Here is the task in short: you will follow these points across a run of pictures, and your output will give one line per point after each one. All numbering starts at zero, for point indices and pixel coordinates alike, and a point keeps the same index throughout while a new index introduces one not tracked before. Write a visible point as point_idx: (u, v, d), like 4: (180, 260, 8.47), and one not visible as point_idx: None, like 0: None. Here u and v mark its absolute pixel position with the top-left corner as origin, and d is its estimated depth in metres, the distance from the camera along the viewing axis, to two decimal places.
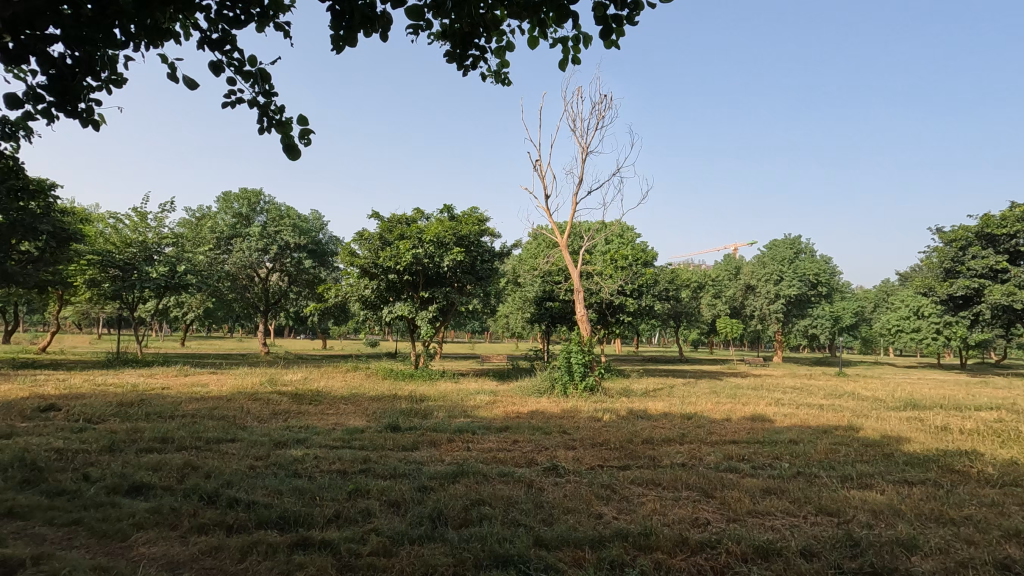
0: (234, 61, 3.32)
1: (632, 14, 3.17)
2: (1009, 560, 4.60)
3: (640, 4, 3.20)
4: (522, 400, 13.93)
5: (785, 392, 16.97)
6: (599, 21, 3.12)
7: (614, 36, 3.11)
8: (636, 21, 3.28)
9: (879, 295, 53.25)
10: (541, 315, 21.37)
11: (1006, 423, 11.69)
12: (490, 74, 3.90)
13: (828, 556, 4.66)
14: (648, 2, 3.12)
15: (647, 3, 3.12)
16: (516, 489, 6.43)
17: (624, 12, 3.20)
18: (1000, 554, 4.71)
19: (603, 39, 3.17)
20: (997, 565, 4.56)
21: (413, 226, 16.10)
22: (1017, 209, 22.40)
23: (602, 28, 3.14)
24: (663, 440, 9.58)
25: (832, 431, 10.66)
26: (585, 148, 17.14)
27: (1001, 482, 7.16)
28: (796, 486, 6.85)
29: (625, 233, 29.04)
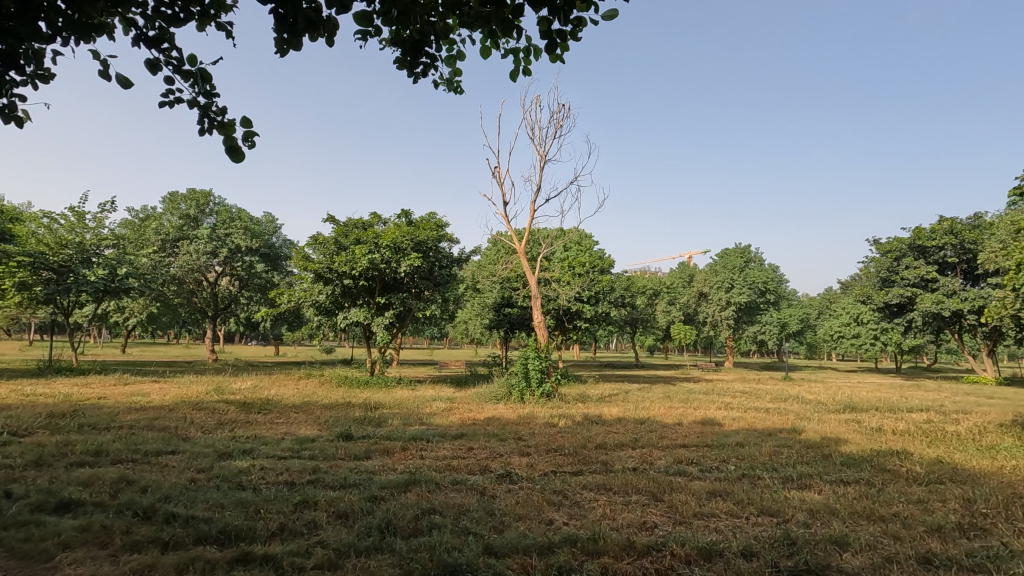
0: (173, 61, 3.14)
1: (577, 29, 3.24)
2: (929, 554, 4.91)
3: (584, 21, 3.28)
4: (479, 407, 13.91)
5: (734, 397, 17.56)
6: (544, 36, 3.18)
7: (558, 51, 3.17)
8: (580, 37, 3.36)
9: (823, 302, 55.71)
10: (499, 321, 21.24)
11: (934, 424, 12.44)
12: (443, 81, 3.82)
13: (766, 556, 4.85)
14: (591, 18, 3.19)
15: (590, 19, 3.19)
16: (468, 497, 6.41)
17: (569, 28, 3.28)
18: (922, 549, 5.01)
19: (547, 54, 3.22)
20: (920, 559, 4.86)
21: (370, 230, 15.83)
22: (945, 223, 23.93)
23: (548, 43, 3.19)
24: (616, 445, 9.75)
25: (776, 434, 11.09)
26: (544, 156, 17.32)
27: (927, 480, 7.61)
28: (740, 488, 7.09)
29: (583, 241, 29.46)
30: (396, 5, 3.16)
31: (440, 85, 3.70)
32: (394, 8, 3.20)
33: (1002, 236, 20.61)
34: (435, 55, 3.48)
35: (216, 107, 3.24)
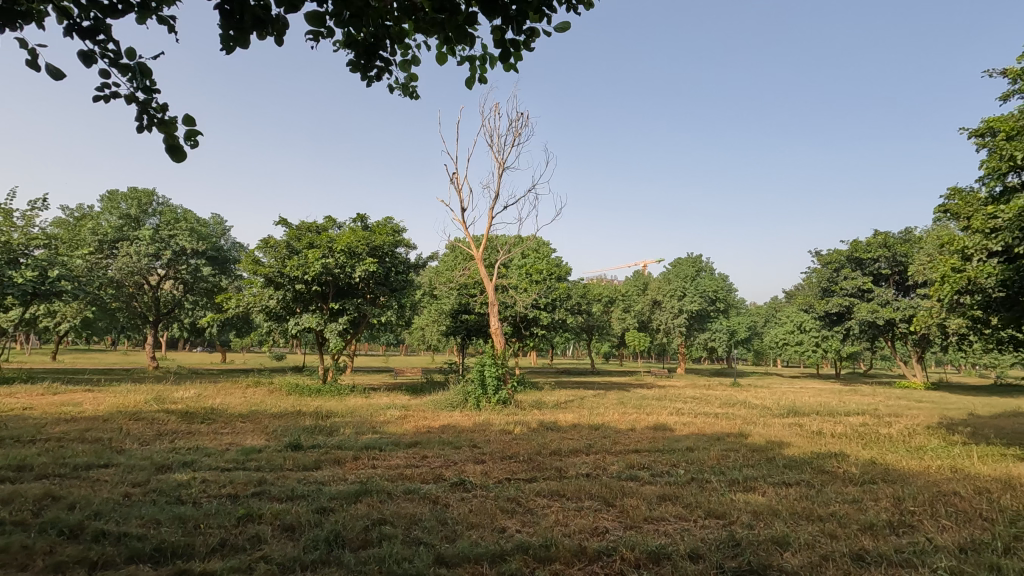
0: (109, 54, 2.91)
1: (530, 40, 3.29)
2: (862, 551, 5.15)
3: (536, 32, 3.33)
4: (434, 414, 13.74)
5: (685, 402, 18.00)
6: (497, 45, 3.20)
7: (511, 61, 3.19)
8: (533, 48, 3.40)
9: (769, 310, 57.97)
10: (456, 328, 21.09)
11: (869, 427, 13.11)
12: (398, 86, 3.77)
13: (712, 557, 4.97)
14: (543, 29, 3.24)
15: (542, 29, 3.24)
16: (421, 506, 6.31)
17: (521, 38, 3.31)
18: (856, 546, 5.26)
19: (501, 62, 3.24)
20: (853, 556, 5.09)
21: (323, 234, 15.46)
22: (879, 236, 25.40)
23: (501, 52, 3.22)
24: (570, 451, 9.82)
25: (724, 438, 11.44)
26: (502, 163, 17.40)
27: (862, 480, 8.00)
28: (689, 492, 7.26)
29: (541, 248, 29.70)
30: (349, 8, 3.11)
31: (394, 89, 3.64)
32: (346, 11, 3.15)
33: (930, 250, 22.03)
34: (389, 60, 3.44)
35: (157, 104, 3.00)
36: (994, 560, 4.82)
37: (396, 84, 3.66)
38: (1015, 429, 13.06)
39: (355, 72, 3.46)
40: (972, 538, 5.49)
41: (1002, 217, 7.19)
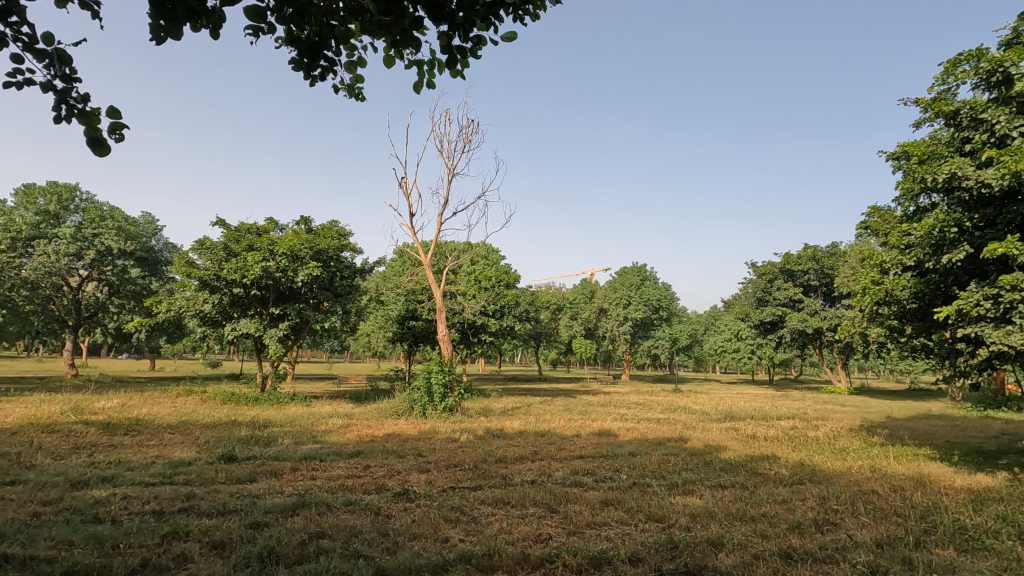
0: (23, 39, 2.64)
1: (477, 47, 3.30)
2: (790, 550, 5.40)
3: (483, 40, 3.34)
4: (378, 423, 13.43)
5: (629, 408, 18.43)
6: (445, 51, 3.19)
7: (458, 67, 3.19)
8: (480, 56, 3.41)
9: (708, 319, 60.21)
10: (403, 334, 20.72)
11: (798, 430, 13.83)
12: (344, 88, 3.64)
13: (651, 560, 5.08)
14: (490, 37, 3.26)
15: (490, 38, 3.26)
16: (362, 518, 6.12)
17: (469, 46, 3.32)
18: (785, 545, 5.51)
19: (448, 68, 3.23)
20: (782, 554, 5.33)
21: (264, 236, 14.85)
22: (808, 250, 27.00)
23: (448, 58, 3.21)
24: (515, 458, 9.83)
25: (665, 443, 11.77)
26: (452, 169, 17.32)
27: (791, 481, 8.42)
28: (630, 496, 7.41)
29: (490, 255, 29.75)
30: (292, 3, 2.99)
31: (340, 91, 3.52)
32: (288, 7, 3.04)
33: (853, 264, 23.55)
34: (335, 60, 3.33)
35: (77, 95, 2.73)
36: (906, 553, 5.17)
37: (342, 84, 3.54)
38: (926, 430, 14.11)
39: (298, 70, 3.32)
40: (888, 533, 5.87)
41: (914, 234, 7.82)
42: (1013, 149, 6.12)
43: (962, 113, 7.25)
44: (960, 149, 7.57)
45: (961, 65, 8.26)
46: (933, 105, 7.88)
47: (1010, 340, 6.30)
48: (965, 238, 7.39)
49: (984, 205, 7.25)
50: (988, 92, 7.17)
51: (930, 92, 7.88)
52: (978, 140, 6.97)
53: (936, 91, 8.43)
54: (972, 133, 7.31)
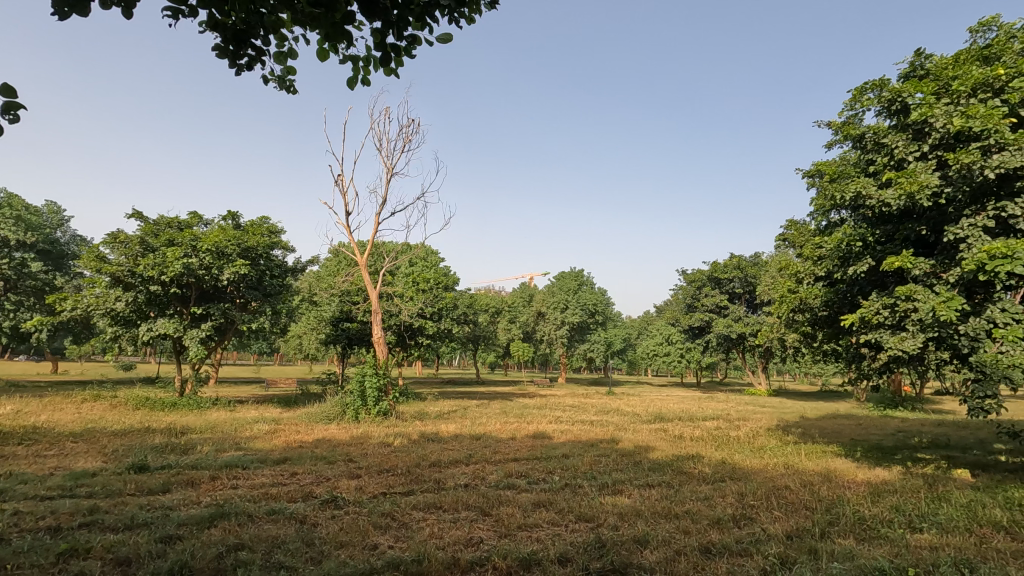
0: None
1: (412, 48, 3.26)
2: (709, 545, 5.65)
3: (419, 39, 3.29)
4: (307, 428, 12.93)
5: (563, 411, 18.74)
6: (378, 48, 3.13)
7: (393, 66, 3.15)
8: (415, 55, 3.36)
9: (641, 323, 62.18)
10: (336, 336, 19.93)
11: (722, 430, 14.54)
12: (273, 79, 3.45)
13: (579, 560, 5.17)
14: (426, 37, 3.22)
15: (425, 37, 3.22)
16: (285, 528, 5.87)
17: (403, 44, 3.26)
18: (705, 540, 5.76)
19: (383, 66, 3.18)
20: (702, 549, 5.58)
21: (187, 230, 13.98)
22: (734, 259, 28.55)
23: (382, 56, 3.16)
24: (450, 461, 9.76)
25: (597, 444, 12.03)
26: (390, 168, 16.98)
27: (713, 479, 8.84)
28: (562, 497, 7.52)
29: (429, 257, 29.43)
30: None
31: (268, 81, 3.33)
32: None
33: (773, 273, 25.07)
34: (264, 50, 3.15)
35: None
36: (812, 544, 5.54)
37: (270, 76, 3.36)
38: (834, 429, 15.20)
39: (222, 58, 3.11)
40: (797, 525, 6.27)
41: (826, 247, 8.43)
42: (908, 172, 6.70)
43: (867, 137, 7.90)
44: (866, 169, 8.23)
45: (866, 93, 9.01)
46: (843, 128, 8.53)
47: (904, 345, 6.89)
48: (868, 251, 8.04)
49: (886, 222, 7.90)
50: (889, 119, 7.85)
51: (840, 117, 8.55)
52: (881, 162, 7.58)
53: (846, 115, 9.14)
54: (876, 155, 7.96)
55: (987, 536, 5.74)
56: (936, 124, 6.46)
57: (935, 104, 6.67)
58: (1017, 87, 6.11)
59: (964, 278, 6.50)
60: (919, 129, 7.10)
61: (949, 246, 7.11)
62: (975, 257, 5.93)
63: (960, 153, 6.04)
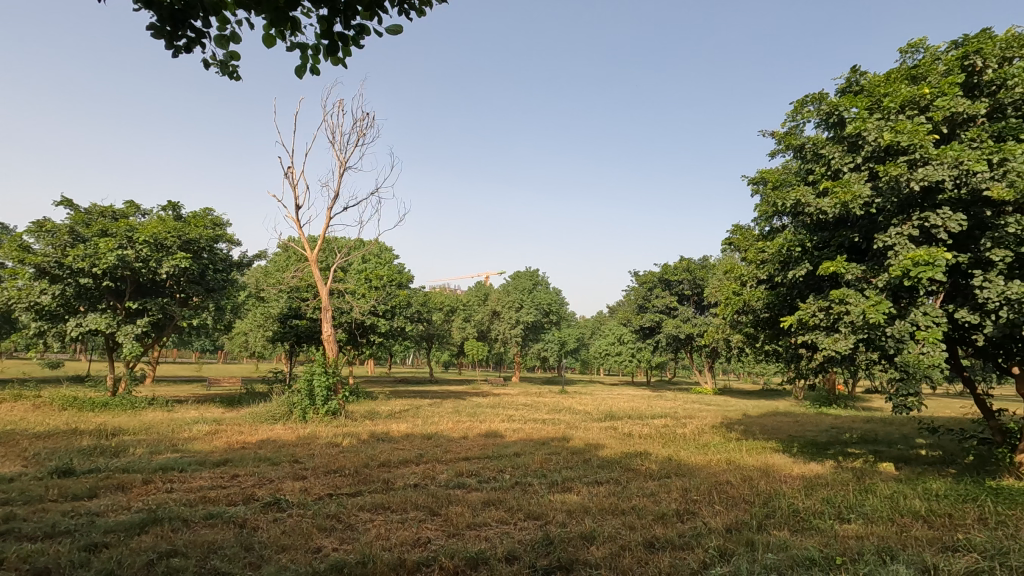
0: None
1: (360, 38, 3.14)
2: (653, 540, 5.79)
3: (368, 29, 3.20)
4: (251, 428, 12.46)
5: (516, 410, 18.78)
6: (325, 36, 3.04)
7: (340, 55, 3.06)
8: (363, 44, 3.26)
9: (594, 323, 63.25)
10: (285, 334, 19.22)
11: (669, 428, 14.93)
12: (214, 63, 3.25)
13: (526, 557, 5.18)
14: (375, 26, 3.13)
15: (374, 27, 3.13)
16: (223, 532, 5.61)
17: (351, 33, 3.17)
18: (650, 535, 5.89)
19: (329, 55, 3.08)
20: (646, 543, 5.70)
21: (122, 220, 13.18)
22: (683, 262, 29.43)
23: (329, 44, 3.06)
24: (400, 461, 9.61)
25: (548, 443, 12.12)
26: (343, 162, 16.53)
27: (659, 475, 9.06)
28: (511, 496, 7.53)
29: (383, 254, 28.94)
30: None
31: (208, 66, 3.14)
32: None
33: (720, 277, 25.95)
34: (204, 32, 2.98)
35: None
36: (750, 536, 5.75)
37: (212, 60, 3.17)
38: (773, 426, 15.87)
39: (158, 39, 2.91)
40: (737, 519, 6.49)
41: (768, 251, 8.82)
42: (843, 182, 7.04)
43: (807, 147, 8.27)
44: (806, 178, 8.61)
45: (807, 105, 9.43)
46: (786, 138, 8.90)
47: (837, 346, 7.29)
48: (807, 256, 8.43)
49: (823, 228, 8.27)
50: (827, 132, 8.24)
51: (783, 127, 8.93)
52: (819, 172, 7.94)
53: (789, 126, 9.54)
54: (815, 165, 8.34)
55: (907, 525, 6.11)
56: (869, 137, 6.82)
57: (868, 118, 7.04)
58: (940, 105, 6.51)
59: (891, 283, 6.92)
60: (853, 142, 7.49)
61: (879, 252, 7.52)
62: (901, 264, 6.29)
63: (889, 165, 6.38)
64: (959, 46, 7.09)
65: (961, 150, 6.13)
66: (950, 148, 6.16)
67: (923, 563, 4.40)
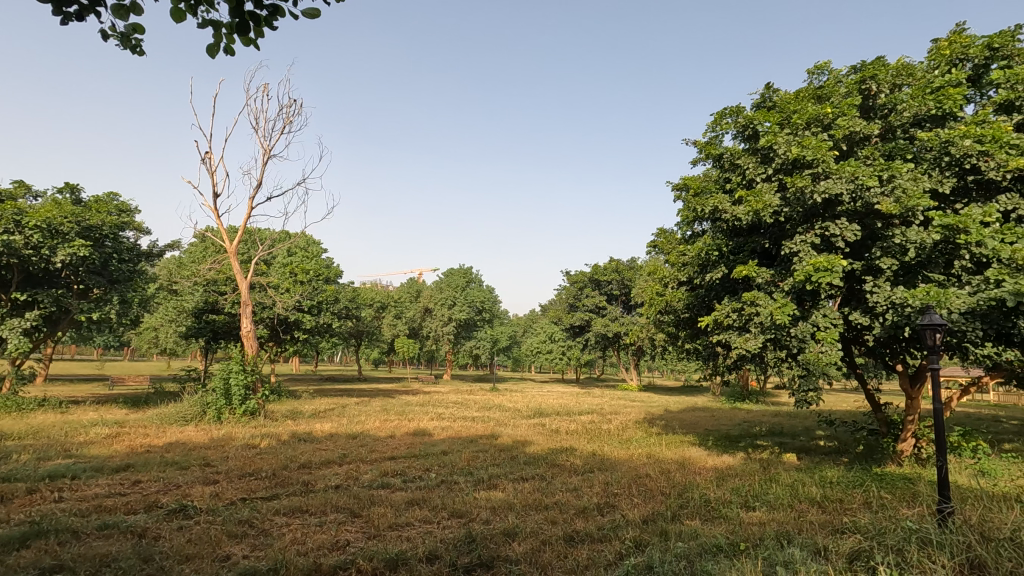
0: None
1: (274, 18, 2.96)
2: (573, 533, 5.91)
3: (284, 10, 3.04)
4: (158, 431, 11.58)
5: (446, 407, 18.62)
6: (234, 14, 2.85)
7: (252, 35, 2.89)
8: (278, 25, 3.07)
9: (527, 321, 64.00)
10: (199, 330, 18.00)
11: (596, 423, 15.32)
12: (115, 35, 2.93)
13: (448, 556, 5.12)
14: (291, 7, 2.97)
15: (291, 9, 2.97)
16: (119, 543, 5.17)
17: (264, 13, 2.98)
18: (571, 530, 6.00)
19: (241, 36, 2.90)
20: (566, 537, 5.81)
21: (9, 202, 11.83)
22: (613, 263, 30.33)
23: (240, 24, 2.88)
24: (321, 462, 9.25)
25: (477, 440, 12.11)
26: (268, 150, 15.68)
27: (583, 470, 9.29)
28: (436, 494, 7.46)
29: (310, 247, 27.82)
30: None
31: (105, 36, 2.84)
32: None
33: (646, 278, 27.03)
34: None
35: None
36: (664, 527, 6.00)
37: (110, 32, 2.87)
38: (691, 420, 16.65)
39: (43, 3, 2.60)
40: (653, 510, 6.76)
41: (688, 254, 9.25)
42: (756, 192, 7.47)
43: (725, 157, 8.70)
44: (723, 186, 9.06)
45: (725, 117, 9.96)
46: (707, 147, 9.33)
47: (747, 345, 7.76)
48: (723, 260, 8.87)
49: (737, 234, 8.74)
50: (743, 143, 8.72)
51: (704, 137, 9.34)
52: (735, 180, 8.39)
53: (709, 136, 9.99)
54: (731, 174, 8.80)
55: (804, 510, 6.60)
56: (779, 150, 7.27)
57: (779, 132, 7.51)
58: (841, 124, 7.04)
59: (795, 287, 7.43)
60: (766, 154, 7.96)
61: (786, 258, 8.06)
62: (804, 269, 6.77)
63: (796, 178, 6.85)
64: (858, 71, 7.73)
65: (857, 166, 6.65)
66: (848, 164, 6.68)
67: (815, 545, 4.75)
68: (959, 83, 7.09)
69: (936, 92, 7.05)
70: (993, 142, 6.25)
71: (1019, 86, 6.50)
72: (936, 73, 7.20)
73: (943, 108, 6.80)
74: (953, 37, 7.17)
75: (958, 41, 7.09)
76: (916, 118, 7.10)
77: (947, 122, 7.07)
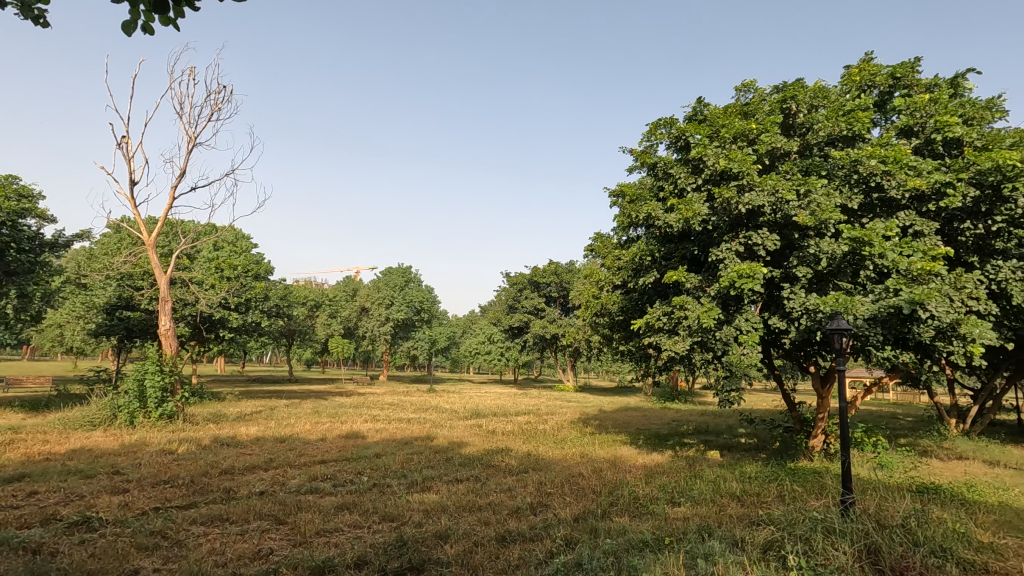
0: None
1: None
2: (505, 534, 5.92)
3: None
4: (60, 437, 10.63)
5: (381, 409, 18.24)
6: None
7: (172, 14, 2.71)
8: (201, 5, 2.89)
9: (466, 322, 63.82)
10: (112, 327, 16.69)
11: (532, 424, 15.46)
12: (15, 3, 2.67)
13: (377, 561, 5.00)
14: None
15: None
16: (7, 562, 4.69)
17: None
18: (503, 530, 6.02)
19: (160, 13, 2.71)
20: (498, 537, 5.82)
21: None
22: (552, 265, 30.74)
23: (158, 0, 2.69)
24: (246, 468, 8.80)
25: (412, 442, 11.92)
26: (192, 137, 14.77)
27: (517, 470, 9.35)
28: (368, 498, 7.28)
29: (238, 241, 26.46)
30: None
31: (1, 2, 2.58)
32: None
33: (584, 281, 27.60)
34: None
35: None
36: (594, 524, 6.14)
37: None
38: (623, 420, 17.13)
39: None
40: (584, 508, 6.89)
41: (623, 258, 9.51)
42: (686, 201, 7.79)
43: (659, 166, 9.00)
44: (657, 194, 9.37)
45: (660, 127, 10.32)
46: (642, 155, 9.62)
47: (675, 347, 8.08)
48: (655, 265, 9.17)
49: (669, 240, 9.06)
50: (675, 153, 9.06)
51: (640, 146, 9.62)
52: (668, 189, 8.70)
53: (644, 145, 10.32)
54: (664, 183, 9.11)
55: (725, 504, 6.95)
56: (708, 162, 7.61)
57: (709, 145, 7.86)
58: (764, 140, 7.47)
59: (720, 292, 7.80)
60: (696, 165, 8.31)
61: (713, 264, 8.45)
62: (728, 276, 7.12)
63: (723, 189, 7.20)
64: (780, 90, 8.22)
65: (778, 180, 7.07)
66: (769, 178, 7.09)
67: (733, 537, 5.00)
68: (867, 107, 7.70)
69: (847, 114, 7.63)
70: (895, 163, 6.83)
71: (917, 113, 7.15)
72: (848, 96, 7.78)
73: (853, 129, 7.37)
74: (862, 65, 7.78)
75: (867, 69, 7.71)
76: (830, 138, 7.65)
77: (856, 143, 7.67)
